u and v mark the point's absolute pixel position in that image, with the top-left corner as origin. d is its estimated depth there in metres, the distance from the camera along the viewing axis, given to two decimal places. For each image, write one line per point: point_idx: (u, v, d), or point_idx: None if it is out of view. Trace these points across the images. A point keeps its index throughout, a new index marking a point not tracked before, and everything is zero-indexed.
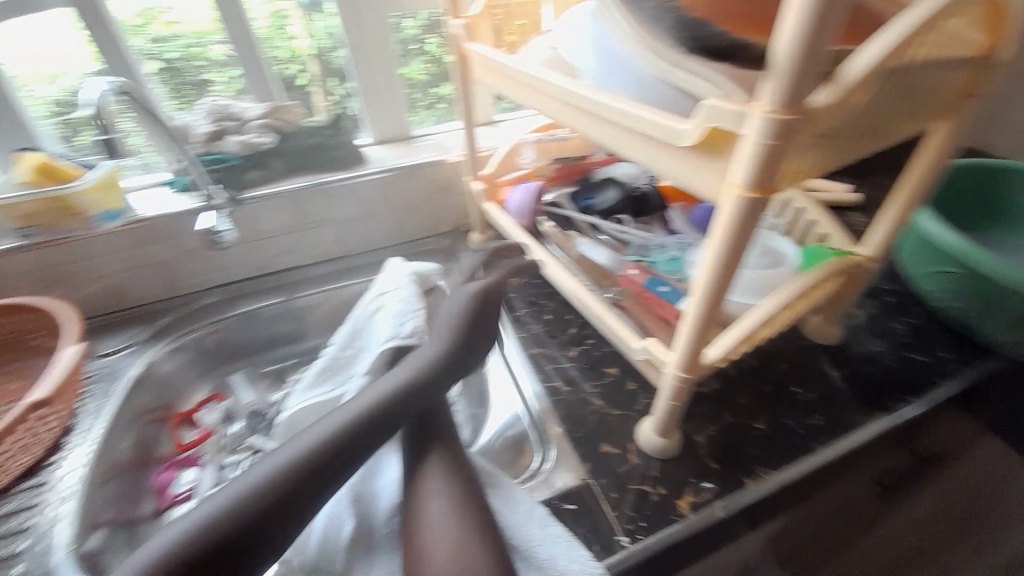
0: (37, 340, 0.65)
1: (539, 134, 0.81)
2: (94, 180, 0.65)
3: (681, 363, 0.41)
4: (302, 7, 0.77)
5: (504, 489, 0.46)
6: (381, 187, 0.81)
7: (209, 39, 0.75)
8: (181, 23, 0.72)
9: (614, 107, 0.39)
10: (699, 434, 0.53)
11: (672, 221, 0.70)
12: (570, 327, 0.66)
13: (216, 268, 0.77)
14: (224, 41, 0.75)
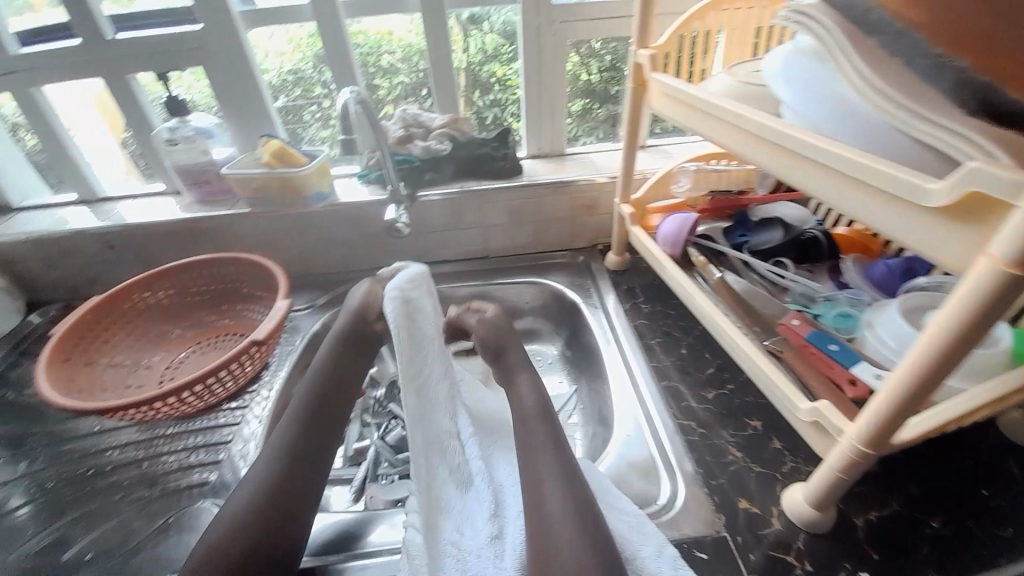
0: (248, 290, 0.81)
1: (697, 163, 0.79)
2: (317, 167, 0.79)
3: (864, 436, 0.37)
4: (461, 25, 0.85)
5: (635, 518, 0.46)
6: (532, 199, 0.87)
7: (382, 48, 0.86)
8: (363, 33, 0.85)
9: (834, 155, 0.37)
10: (858, 515, 0.48)
11: (846, 272, 0.64)
12: (709, 367, 0.64)
13: (383, 251, 0.89)
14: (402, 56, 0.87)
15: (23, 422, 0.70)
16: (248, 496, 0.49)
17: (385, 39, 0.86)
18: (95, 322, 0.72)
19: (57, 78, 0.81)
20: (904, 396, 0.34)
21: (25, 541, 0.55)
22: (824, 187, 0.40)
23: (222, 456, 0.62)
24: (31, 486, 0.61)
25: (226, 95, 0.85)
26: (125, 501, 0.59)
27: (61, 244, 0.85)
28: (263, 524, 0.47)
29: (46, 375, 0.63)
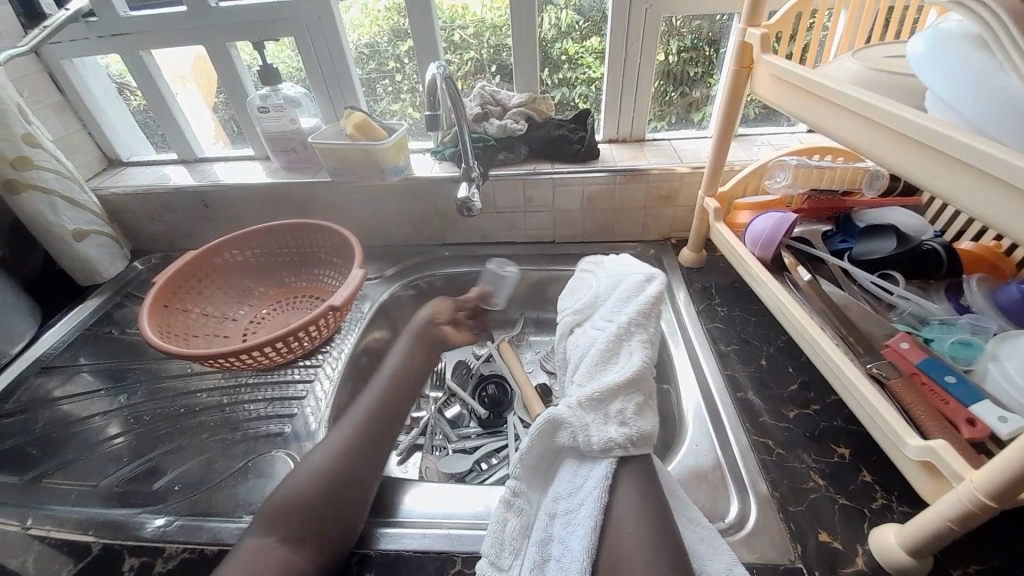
0: (323, 255, 0.84)
1: (799, 157, 0.73)
2: (394, 141, 0.80)
3: (988, 487, 0.32)
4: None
5: (704, 531, 0.44)
6: (606, 186, 0.83)
7: (454, 22, 0.84)
8: (438, 7, 0.83)
9: (1000, 160, 0.31)
10: (958, 568, 0.42)
11: (966, 295, 0.56)
12: (790, 383, 0.60)
13: (451, 228, 0.90)
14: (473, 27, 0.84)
15: (125, 359, 0.78)
16: (333, 452, 0.53)
17: (457, 13, 0.84)
18: (191, 274, 0.78)
19: (163, 41, 0.87)
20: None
21: (119, 468, 0.62)
22: (969, 193, 0.34)
23: (294, 411, 0.67)
24: (127, 418, 0.69)
25: (313, 64, 0.88)
26: (210, 441, 0.64)
27: (162, 199, 0.93)
28: (340, 482, 0.51)
29: (149, 317, 0.69)
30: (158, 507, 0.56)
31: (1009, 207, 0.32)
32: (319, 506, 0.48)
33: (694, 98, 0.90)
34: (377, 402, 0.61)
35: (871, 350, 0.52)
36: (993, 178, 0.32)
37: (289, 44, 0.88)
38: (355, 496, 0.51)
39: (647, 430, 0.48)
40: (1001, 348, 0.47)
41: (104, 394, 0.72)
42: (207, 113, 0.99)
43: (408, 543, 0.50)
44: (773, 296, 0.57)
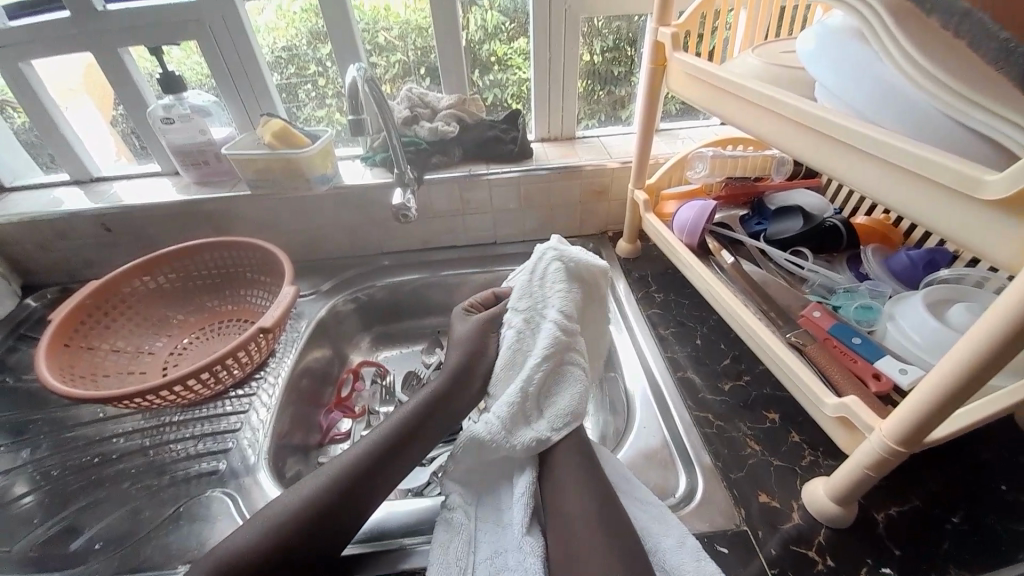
0: (250, 274, 0.79)
1: (714, 148, 0.78)
2: (320, 148, 0.76)
3: (896, 433, 0.36)
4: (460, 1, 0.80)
5: (658, 508, 0.46)
6: (542, 183, 0.84)
7: (378, 25, 0.82)
8: (359, 10, 0.80)
9: (876, 140, 0.35)
10: (877, 510, 0.47)
11: (865, 264, 0.63)
12: (724, 358, 0.64)
13: (389, 236, 0.88)
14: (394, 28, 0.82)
15: (27, 408, 0.68)
16: (298, 504, 0.45)
17: (379, 15, 0.81)
18: (94, 308, 0.69)
19: (45, 50, 0.77)
20: (933, 405, 0.32)
21: (30, 531, 0.54)
22: (861, 176, 0.38)
23: (230, 444, 0.61)
24: (35, 473, 0.60)
25: (223, 70, 0.81)
26: (134, 489, 0.58)
27: (56, 225, 0.82)
28: (299, 532, 0.44)
29: (47, 360, 0.61)
30: (80, 569, 0.50)
31: (900, 187, 0.35)
32: (278, 548, 0.42)
33: (620, 95, 0.93)
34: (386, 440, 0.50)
35: (791, 320, 0.56)
36: (882, 161, 0.36)
37: (196, 49, 0.81)
38: (319, 543, 0.44)
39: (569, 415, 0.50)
40: (895, 309, 0.53)
41: (3, 450, 0.63)
42: (104, 127, 0.89)
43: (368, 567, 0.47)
44: (701, 278, 0.61)
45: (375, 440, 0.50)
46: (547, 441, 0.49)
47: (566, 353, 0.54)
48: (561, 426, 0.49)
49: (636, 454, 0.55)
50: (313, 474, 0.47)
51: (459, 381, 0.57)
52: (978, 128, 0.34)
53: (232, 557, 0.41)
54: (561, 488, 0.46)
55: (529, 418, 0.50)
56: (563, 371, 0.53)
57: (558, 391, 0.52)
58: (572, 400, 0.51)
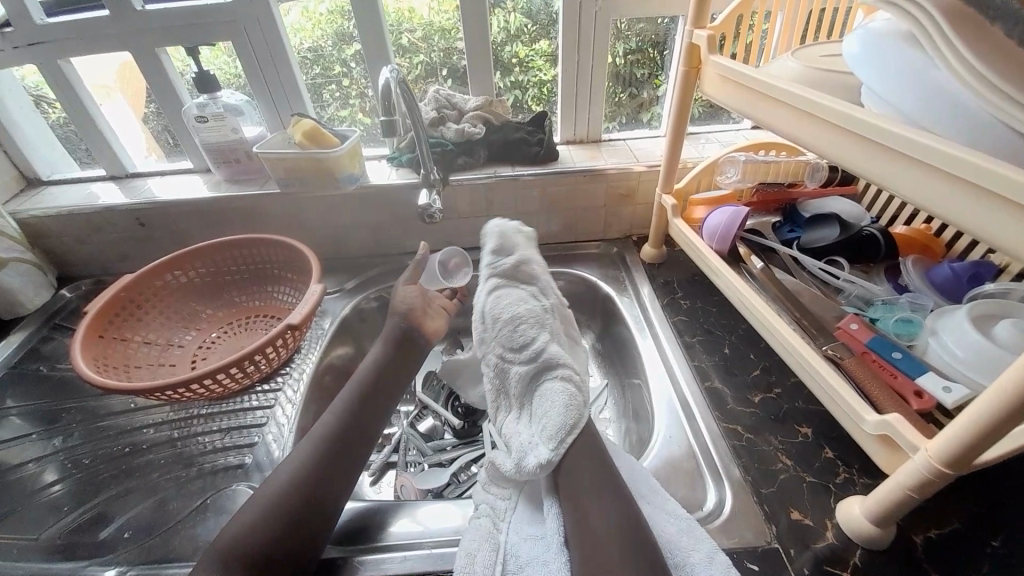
0: (275, 270, 0.80)
1: (746, 153, 0.76)
2: (348, 149, 0.77)
3: (945, 455, 0.34)
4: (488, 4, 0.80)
5: (686, 521, 0.45)
6: (566, 185, 0.84)
7: (404, 27, 0.82)
8: (388, 12, 0.81)
9: (925, 148, 0.34)
10: (916, 532, 0.45)
11: (903, 275, 0.60)
12: (753, 369, 0.62)
13: (414, 236, 0.88)
14: (423, 30, 0.83)
15: (61, 397, 0.70)
16: (291, 483, 0.47)
17: (405, 17, 0.82)
18: (127, 301, 0.71)
19: (86, 49, 0.80)
20: (989, 425, 0.31)
21: (61, 518, 0.56)
22: (905, 181, 0.37)
23: (256, 439, 0.62)
24: (66, 462, 0.62)
25: (255, 72, 0.83)
26: (163, 480, 0.59)
27: (92, 219, 0.85)
28: (300, 504, 0.46)
29: (82, 350, 0.63)
30: (108, 558, 0.51)
31: (949, 197, 0.33)
32: (282, 529, 0.44)
33: (645, 98, 0.92)
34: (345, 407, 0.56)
35: (826, 332, 0.55)
36: (931, 168, 0.34)
37: (226, 49, 0.82)
38: (318, 524, 0.46)
39: (562, 429, 0.50)
40: (938, 323, 0.51)
41: (38, 437, 0.65)
42: (139, 126, 0.92)
43: (390, 567, 0.46)
44: (732, 286, 0.59)
45: (339, 410, 0.55)
46: (550, 463, 0.48)
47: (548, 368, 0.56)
48: (557, 444, 0.49)
49: (662, 467, 0.54)
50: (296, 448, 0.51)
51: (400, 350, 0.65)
52: None
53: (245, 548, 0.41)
54: (577, 498, 0.45)
55: (533, 443, 0.51)
56: (542, 392, 0.55)
57: (547, 406, 0.53)
58: (561, 416, 0.51)
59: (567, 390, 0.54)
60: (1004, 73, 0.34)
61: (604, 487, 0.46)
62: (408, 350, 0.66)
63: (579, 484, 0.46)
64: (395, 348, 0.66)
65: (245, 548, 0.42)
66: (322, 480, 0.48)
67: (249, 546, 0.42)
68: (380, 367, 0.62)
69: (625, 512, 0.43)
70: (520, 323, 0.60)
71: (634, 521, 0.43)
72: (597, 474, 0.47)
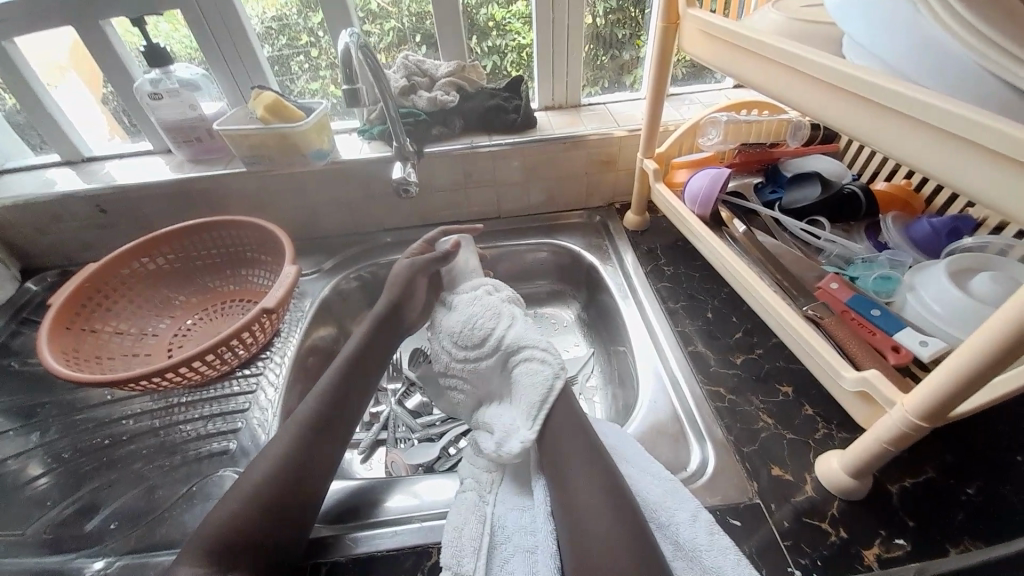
0: (249, 252, 0.78)
1: (728, 113, 0.74)
2: (315, 122, 0.73)
3: (920, 407, 0.34)
4: None
5: (670, 484, 0.45)
6: (546, 154, 0.81)
7: None
8: None
9: (909, 100, 0.33)
10: (892, 483, 0.47)
11: (883, 232, 0.60)
12: (736, 332, 0.63)
13: (391, 212, 0.86)
14: None
15: (34, 392, 0.68)
16: (272, 466, 0.46)
17: None
18: (94, 290, 0.68)
19: (23, 23, 0.73)
20: (967, 378, 0.31)
21: (44, 513, 0.55)
22: (887, 137, 0.36)
23: (239, 425, 0.62)
24: (47, 456, 0.61)
25: (211, 42, 0.78)
26: (147, 469, 0.58)
27: (49, 207, 0.80)
28: (283, 487, 0.46)
29: (49, 343, 0.60)
30: (95, 549, 0.50)
31: (931, 149, 0.33)
32: (267, 513, 0.43)
33: (623, 59, 0.89)
34: (327, 390, 0.55)
35: (807, 292, 0.55)
36: (914, 120, 0.33)
37: (182, 21, 0.77)
38: (302, 508, 0.46)
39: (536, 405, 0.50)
40: (916, 280, 0.51)
41: (14, 434, 0.63)
42: (92, 106, 0.86)
43: (380, 542, 0.46)
44: (713, 250, 0.58)
45: (322, 391, 0.55)
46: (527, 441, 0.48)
47: (512, 354, 0.55)
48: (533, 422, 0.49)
49: (648, 431, 0.55)
50: (284, 431, 0.50)
51: (382, 329, 0.65)
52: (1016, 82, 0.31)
53: (234, 537, 0.41)
54: (567, 467, 0.45)
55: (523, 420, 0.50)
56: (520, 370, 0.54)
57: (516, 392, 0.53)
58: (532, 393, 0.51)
59: (537, 364, 0.53)
60: (988, 15, 0.32)
61: (589, 453, 0.46)
62: (391, 330, 0.66)
63: (560, 454, 0.47)
64: (377, 328, 0.64)
65: (235, 533, 0.41)
66: (304, 463, 0.48)
67: (237, 530, 0.42)
68: (361, 345, 0.62)
69: (609, 477, 0.44)
70: (476, 319, 0.59)
71: (621, 485, 0.43)
72: (584, 444, 0.46)
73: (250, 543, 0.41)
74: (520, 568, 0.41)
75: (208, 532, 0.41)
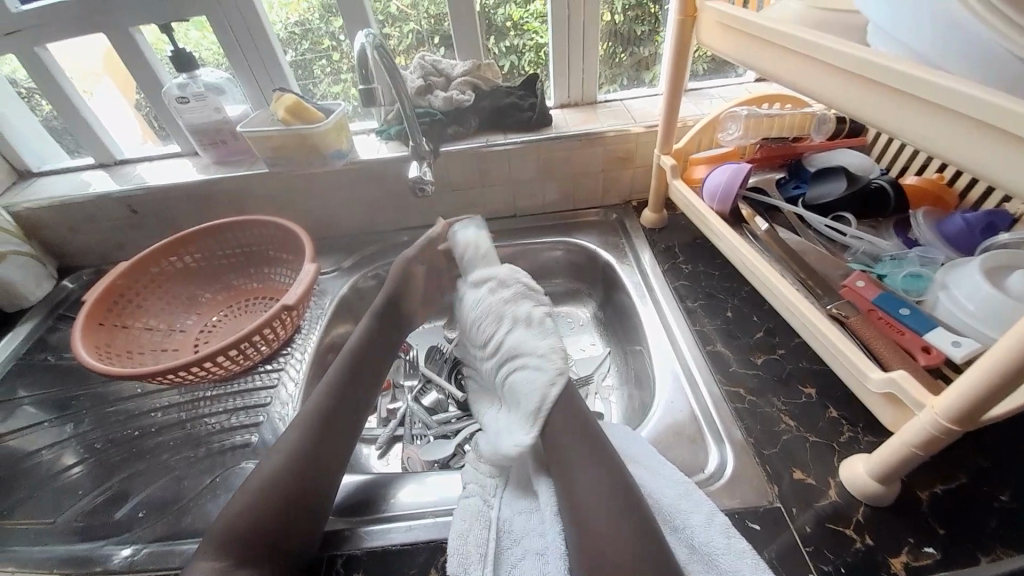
0: (270, 252, 0.80)
1: (748, 107, 0.72)
2: (333, 122, 0.75)
3: (950, 410, 0.33)
4: None
5: (682, 485, 0.45)
6: (562, 152, 0.81)
7: None
8: None
9: (937, 89, 0.31)
10: (921, 488, 0.45)
11: (914, 228, 0.58)
12: (756, 331, 0.61)
13: (408, 211, 0.87)
14: None
15: (70, 385, 0.71)
16: (288, 460, 0.48)
17: None
18: (126, 288, 0.71)
19: (61, 33, 0.77)
20: (1001, 380, 0.29)
21: (78, 500, 0.57)
22: (915, 128, 0.34)
23: (261, 419, 0.63)
24: (80, 446, 0.63)
25: (235, 47, 0.80)
26: (173, 460, 0.60)
27: (83, 208, 0.84)
28: (302, 480, 0.47)
29: (83, 338, 0.63)
30: (124, 537, 0.52)
31: (962, 140, 0.31)
32: (287, 505, 0.44)
33: (640, 55, 0.87)
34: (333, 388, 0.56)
35: (831, 290, 0.53)
36: (943, 110, 0.32)
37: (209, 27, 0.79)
38: (318, 503, 0.46)
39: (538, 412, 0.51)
40: (948, 277, 0.49)
41: (51, 425, 0.66)
42: (124, 111, 0.90)
43: (395, 536, 0.47)
44: (732, 248, 0.57)
45: (331, 388, 0.56)
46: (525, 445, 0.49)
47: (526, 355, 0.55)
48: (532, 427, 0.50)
49: (663, 431, 0.54)
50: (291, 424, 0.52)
51: (388, 329, 0.66)
52: None
53: (257, 531, 0.43)
54: (571, 464, 0.45)
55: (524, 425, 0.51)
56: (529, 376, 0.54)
57: (525, 392, 0.53)
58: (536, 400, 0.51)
59: (545, 372, 0.53)
60: None
61: (598, 452, 0.46)
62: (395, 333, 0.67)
63: (570, 453, 0.46)
64: (384, 328, 0.66)
65: (254, 523, 0.43)
66: (318, 459, 0.49)
67: (257, 521, 0.43)
68: (370, 344, 0.63)
69: (620, 477, 0.43)
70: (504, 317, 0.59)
71: (630, 484, 0.43)
72: (591, 446, 0.46)
73: (269, 535, 0.43)
74: (529, 571, 0.41)
75: (229, 523, 0.43)
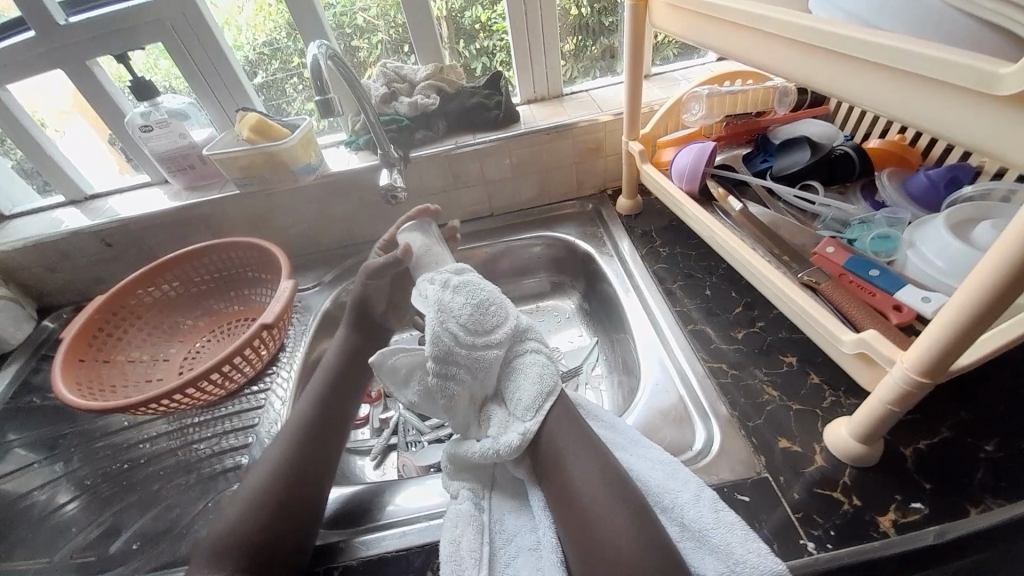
0: (250, 273, 0.79)
1: (710, 86, 0.73)
2: (300, 137, 0.74)
3: (918, 364, 0.33)
4: None
5: (671, 465, 0.45)
6: (532, 147, 0.81)
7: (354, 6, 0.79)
8: None
9: (880, 48, 0.32)
10: (906, 446, 0.45)
11: (880, 191, 0.59)
12: (736, 307, 0.62)
13: (385, 220, 0.87)
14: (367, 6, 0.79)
15: (56, 425, 0.71)
16: (271, 477, 0.48)
17: None
18: (105, 321, 0.71)
19: (16, 72, 0.76)
20: (957, 332, 0.30)
21: (72, 538, 0.57)
22: (863, 88, 0.35)
23: (251, 439, 0.63)
24: (72, 483, 0.63)
25: (196, 72, 0.80)
26: (165, 488, 0.60)
27: (56, 246, 0.83)
28: (289, 493, 0.47)
29: (64, 373, 0.63)
30: (119, 570, 0.52)
31: (911, 98, 0.32)
32: (274, 519, 0.45)
33: (602, 45, 0.88)
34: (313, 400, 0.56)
35: (803, 258, 0.54)
36: (888, 69, 0.32)
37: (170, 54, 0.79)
38: (306, 514, 0.46)
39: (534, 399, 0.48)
40: (916, 235, 0.50)
41: (41, 465, 0.66)
42: (90, 145, 0.89)
43: (389, 543, 0.47)
44: (704, 225, 0.58)
45: (314, 400, 0.56)
46: (528, 434, 0.46)
47: (521, 341, 0.53)
48: (535, 413, 0.47)
49: (650, 414, 0.54)
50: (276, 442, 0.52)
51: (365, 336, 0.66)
52: (986, 18, 0.30)
53: (240, 543, 0.43)
54: (558, 453, 0.45)
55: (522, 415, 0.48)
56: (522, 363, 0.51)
57: (518, 382, 0.50)
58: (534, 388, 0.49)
59: (540, 359, 0.51)
60: None
61: (582, 437, 0.46)
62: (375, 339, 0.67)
63: (554, 443, 0.46)
64: (362, 333, 0.65)
65: (246, 540, 0.43)
66: (300, 472, 0.49)
67: (247, 536, 0.43)
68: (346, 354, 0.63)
69: (606, 463, 0.44)
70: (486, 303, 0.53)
71: (618, 471, 0.43)
72: (574, 430, 0.46)
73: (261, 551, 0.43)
74: (524, 566, 0.42)
75: (215, 543, 0.43)
